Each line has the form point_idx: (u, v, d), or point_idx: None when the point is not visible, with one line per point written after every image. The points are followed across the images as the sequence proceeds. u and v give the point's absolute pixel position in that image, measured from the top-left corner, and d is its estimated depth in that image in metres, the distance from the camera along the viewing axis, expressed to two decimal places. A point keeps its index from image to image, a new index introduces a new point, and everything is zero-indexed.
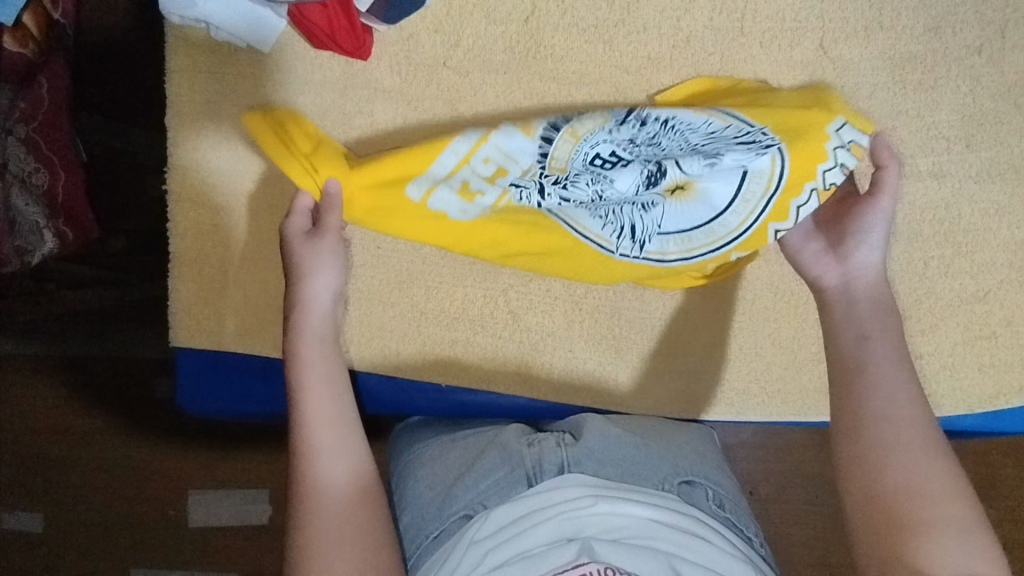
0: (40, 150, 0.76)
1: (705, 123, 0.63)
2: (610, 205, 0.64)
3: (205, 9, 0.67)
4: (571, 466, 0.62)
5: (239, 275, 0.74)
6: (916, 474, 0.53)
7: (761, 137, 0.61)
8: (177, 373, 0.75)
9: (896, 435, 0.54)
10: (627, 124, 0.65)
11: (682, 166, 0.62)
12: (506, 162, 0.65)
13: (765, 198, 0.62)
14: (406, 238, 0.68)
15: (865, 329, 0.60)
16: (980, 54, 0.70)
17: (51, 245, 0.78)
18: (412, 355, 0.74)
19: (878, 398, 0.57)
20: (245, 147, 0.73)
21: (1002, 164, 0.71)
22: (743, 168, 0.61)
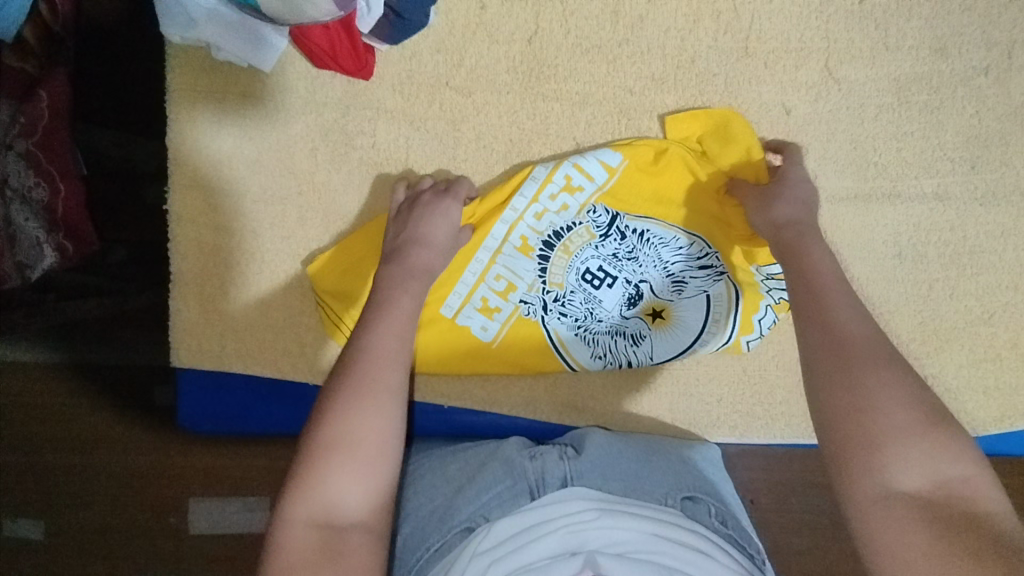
0: (41, 164, 0.75)
1: (674, 241, 0.71)
2: (603, 325, 0.72)
3: (205, 31, 0.67)
4: (573, 479, 0.63)
5: (241, 295, 0.74)
6: (885, 386, 0.50)
7: (714, 259, 0.71)
8: (178, 392, 0.74)
9: (860, 352, 0.52)
10: (610, 238, 0.71)
11: (656, 289, 0.71)
12: (509, 276, 0.71)
13: (731, 319, 0.70)
14: (427, 364, 0.72)
15: (808, 263, 0.60)
16: (987, 75, 0.70)
17: (51, 259, 0.79)
18: (414, 377, 0.74)
19: (832, 320, 0.55)
20: (246, 167, 0.73)
21: (1008, 186, 0.71)
22: (704, 293, 0.71)
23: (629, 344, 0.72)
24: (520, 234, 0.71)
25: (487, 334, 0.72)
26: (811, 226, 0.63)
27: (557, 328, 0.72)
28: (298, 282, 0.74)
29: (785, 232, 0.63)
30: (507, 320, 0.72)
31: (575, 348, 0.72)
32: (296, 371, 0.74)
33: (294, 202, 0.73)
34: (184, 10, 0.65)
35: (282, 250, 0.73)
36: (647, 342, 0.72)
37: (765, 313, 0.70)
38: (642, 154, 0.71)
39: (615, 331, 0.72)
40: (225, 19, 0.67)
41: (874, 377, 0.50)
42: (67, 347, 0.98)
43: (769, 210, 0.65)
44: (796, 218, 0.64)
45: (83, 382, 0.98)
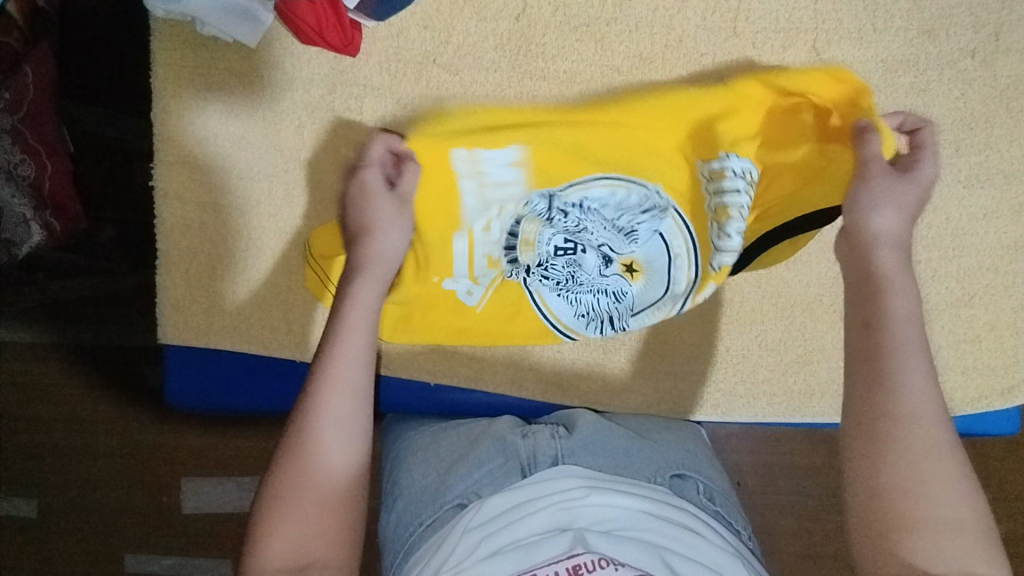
0: (28, 141, 0.75)
1: (612, 198, 0.69)
2: (583, 288, 0.71)
3: (192, 5, 0.67)
4: (564, 458, 0.63)
5: (228, 272, 0.74)
6: (928, 476, 0.50)
7: (656, 199, 0.68)
8: (166, 367, 0.75)
9: (916, 433, 0.51)
10: (558, 218, 0.69)
11: (616, 247, 0.69)
12: (483, 262, 0.70)
13: (693, 251, 0.68)
14: (430, 313, 0.71)
15: (891, 311, 0.56)
16: (973, 58, 0.70)
17: (39, 239, 0.78)
18: (399, 351, 0.74)
19: (901, 389, 0.53)
20: (233, 142, 0.72)
21: (991, 169, 0.71)
22: (659, 234, 0.69)
23: (612, 301, 0.71)
24: (483, 253, 0.69)
25: (473, 298, 0.71)
26: (902, 259, 0.59)
27: (540, 290, 0.71)
28: (286, 259, 0.74)
29: (879, 270, 0.58)
30: (493, 282, 0.71)
31: (560, 309, 0.72)
32: (283, 349, 0.75)
33: (280, 179, 0.73)
34: None
35: (269, 228, 0.73)
36: (630, 296, 0.71)
37: (730, 217, 0.62)
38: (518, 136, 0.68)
39: (597, 290, 0.71)
40: None
41: (923, 471, 0.50)
42: (53, 326, 0.98)
43: (869, 219, 0.59)
44: (893, 231, 0.59)
45: (72, 360, 0.98)
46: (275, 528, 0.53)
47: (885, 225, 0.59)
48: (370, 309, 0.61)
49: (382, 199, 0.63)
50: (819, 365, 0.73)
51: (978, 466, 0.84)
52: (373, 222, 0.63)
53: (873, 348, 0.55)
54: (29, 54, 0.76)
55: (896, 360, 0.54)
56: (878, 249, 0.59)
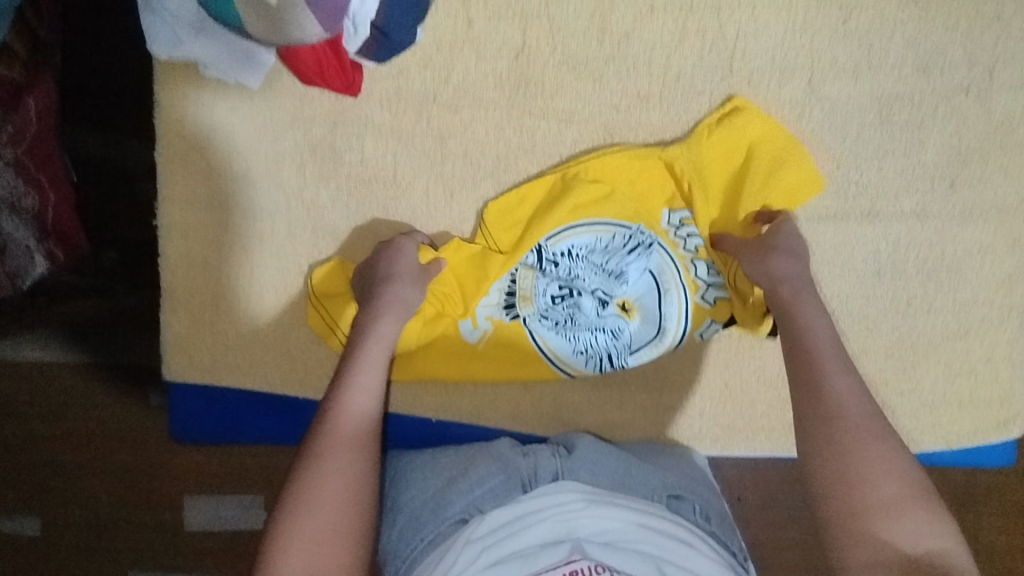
0: (31, 174, 0.76)
1: (599, 243, 0.72)
2: (582, 327, 0.72)
3: (193, 49, 0.67)
4: (565, 476, 0.65)
5: (232, 308, 0.74)
6: (876, 460, 0.53)
7: (640, 238, 0.72)
8: (172, 403, 0.76)
9: (850, 425, 0.55)
10: (551, 266, 0.72)
11: (608, 288, 0.72)
12: (486, 323, 0.73)
13: (682, 284, 0.72)
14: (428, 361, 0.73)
15: (803, 327, 0.61)
16: (967, 94, 0.71)
17: (40, 266, 0.80)
18: (401, 388, 0.75)
19: (827, 393, 0.57)
20: (234, 181, 0.73)
21: (986, 205, 0.72)
22: (647, 271, 0.72)
23: (610, 338, 0.72)
24: (484, 314, 0.73)
25: (474, 336, 0.73)
26: (805, 283, 0.65)
27: (540, 331, 0.73)
28: (289, 297, 0.74)
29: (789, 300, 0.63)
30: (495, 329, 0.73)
31: (561, 351, 0.73)
32: (286, 385, 0.75)
33: (282, 217, 0.74)
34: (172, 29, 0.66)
35: (272, 266, 0.74)
36: (627, 334, 0.72)
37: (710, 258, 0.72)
38: (501, 204, 0.72)
39: (594, 328, 0.72)
40: (211, 38, 0.67)
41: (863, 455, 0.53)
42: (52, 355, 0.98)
43: (764, 263, 0.65)
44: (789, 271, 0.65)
45: (73, 388, 0.98)
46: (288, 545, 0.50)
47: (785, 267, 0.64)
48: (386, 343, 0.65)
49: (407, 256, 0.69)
50: None
51: (975, 493, 0.85)
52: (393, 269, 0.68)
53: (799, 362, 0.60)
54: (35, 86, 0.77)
55: (817, 372, 0.58)
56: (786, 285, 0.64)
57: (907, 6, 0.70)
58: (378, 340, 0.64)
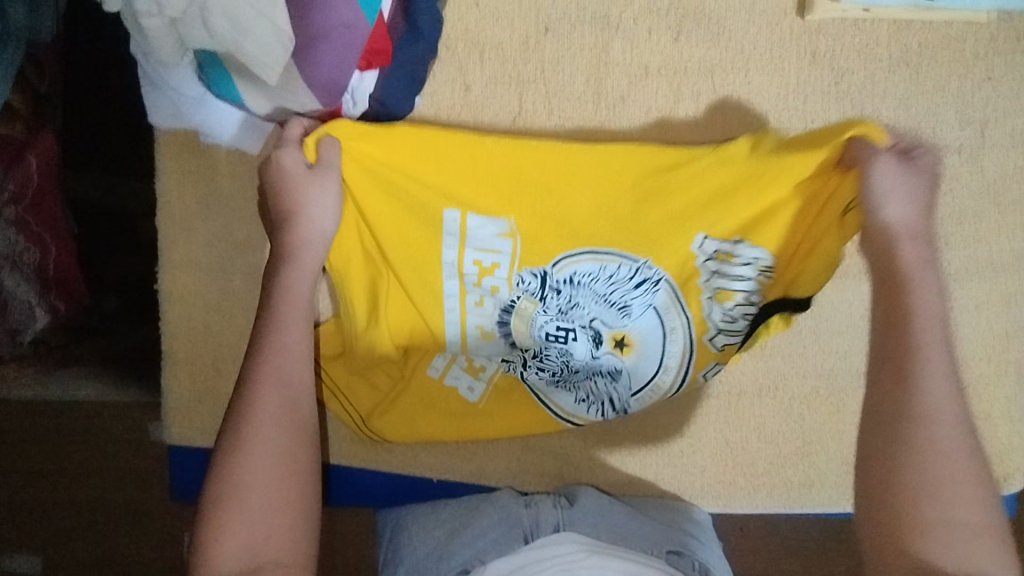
0: (31, 229, 0.76)
1: (604, 272, 0.68)
2: (580, 373, 0.72)
3: (193, 120, 0.68)
4: (566, 526, 0.66)
5: (231, 372, 0.75)
6: (954, 477, 0.47)
7: (647, 274, 0.68)
8: (173, 466, 0.76)
9: (936, 434, 0.48)
10: (550, 298, 0.69)
11: (608, 322, 0.70)
12: (476, 332, 0.71)
13: (688, 324, 0.69)
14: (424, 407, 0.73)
15: (916, 303, 0.53)
16: (961, 153, 0.72)
17: (43, 319, 0.81)
18: (402, 448, 0.75)
19: (925, 387, 0.50)
20: (234, 245, 0.73)
21: (982, 262, 0.72)
22: (651, 308, 0.69)
23: (609, 382, 0.72)
24: (474, 323, 0.71)
25: (473, 395, 0.73)
26: (927, 247, 0.55)
27: (538, 382, 0.72)
28: None
29: (901, 262, 0.55)
30: (491, 377, 0.73)
31: (560, 400, 0.72)
32: None
33: None
34: (173, 103, 0.67)
35: None
36: (625, 375, 0.71)
37: (734, 300, 0.68)
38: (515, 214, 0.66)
39: (592, 373, 0.72)
40: (210, 110, 0.68)
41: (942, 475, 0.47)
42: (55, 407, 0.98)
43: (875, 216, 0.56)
44: (904, 224, 0.56)
45: (76, 441, 0.98)
46: (225, 527, 0.50)
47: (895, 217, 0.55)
48: (296, 296, 0.60)
49: (295, 172, 0.61)
50: (817, 456, 0.75)
51: None
52: (299, 200, 0.61)
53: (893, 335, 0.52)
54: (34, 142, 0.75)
55: (921, 356, 0.51)
56: (900, 243, 0.55)
57: (900, 68, 0.71)
58: (293, 297, 0.60)
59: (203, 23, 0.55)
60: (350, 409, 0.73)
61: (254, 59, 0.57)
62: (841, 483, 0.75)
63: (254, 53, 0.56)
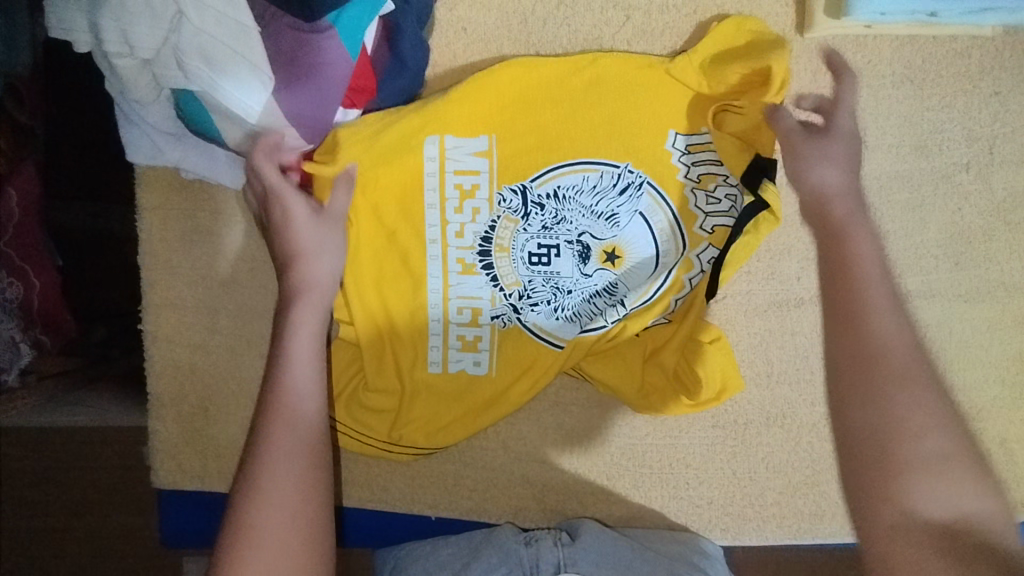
0: (13, 263, 0.72)
1: (586, 183, 0.67)
2: (574, 296, 0.68)
3: (172, 155, 0.65)
4: (566, 567, 0.64)
5: (219, 413, 0.72)
6: (921, 411, 0.45)
7: (629, 178, 0.67)
8: (160, 511, 0.73)
9: (893, 368, 0.46)
10: (532, 216, 0.68)
11: (597, 235, 0.68)
12: (457, 267, 0.68)
13: (676, 224, 0.67)
14: (426, 397, 0.69)
15: (854, 250, 0.52)
16: (968, 171, 0.70)
17: (28, 357, 0.73)
18: (399, 488, 0.73)
19: (873, 327, 0.47)
20: (220, 283, 0.71)
21: (993, 281, 0.70)
22: (638, 214, 0.67)
23: (608, 300, 0.68)
24: (455, 257, 0.68)
25: (481, 369, 0.69)
26: (857, 202, 0.57)
27: (537, 320, 0.69)
28: None
29: (833, 213, 0.55)
30: (495, 347, 0.69)
31: (561, 333, 0.69)
32: None
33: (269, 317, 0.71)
34: (152, 140, 0.64)
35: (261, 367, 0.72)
36: (621, 287, 0.68)
37: (717, 184, 0.67)
38: (471, 119, 0.67)
39: (589, 295, 0.68)
40: (191, 146, 0.65)
41: (908, 402, 0.45)
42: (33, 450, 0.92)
43: (810, 175, 0.58)
44: (836, 185, 0.57)
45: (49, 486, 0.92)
46: (237, 570, 0.44)
47: (830, 178, 0.57)
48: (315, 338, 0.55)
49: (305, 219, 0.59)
50: (827, 486, 0.72)
51: None
52: (302, 244, 0.59)
53: (838, 280, 0.50)
54: (15, 172, 0.72)
55: (863, 295, 0.49)
56: (831, 197, 0.57)
57: (903, 86, 0.69)
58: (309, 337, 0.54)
59: (177, 63, 0.54)
60: (365, 437, 0.69)
61: (234, 99, 0.55)
62: None
63: (229, 91, 0.55)
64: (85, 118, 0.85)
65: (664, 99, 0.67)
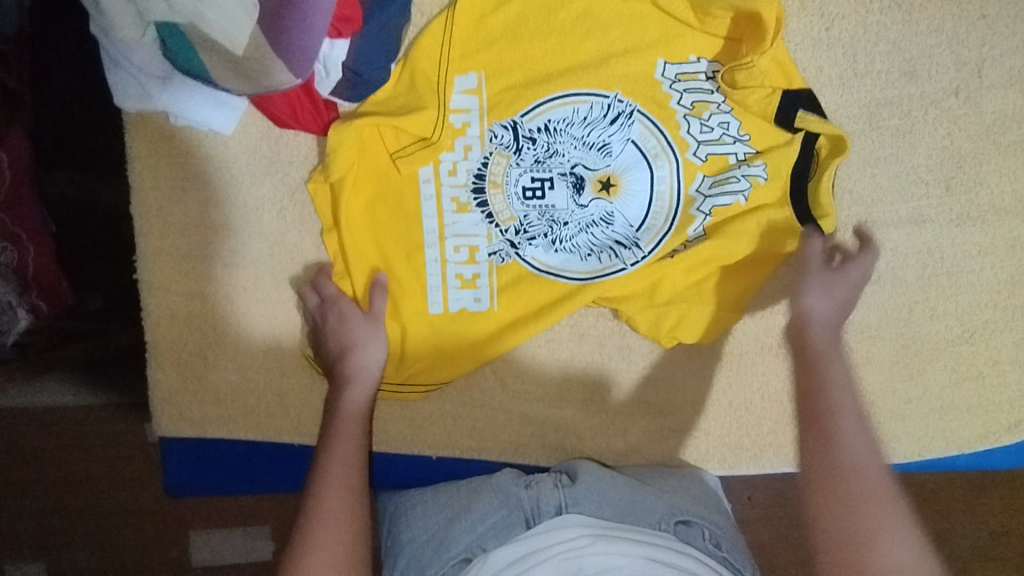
0: (9, 228, 0.70)
1: (577, 115, 0.68)
2: (571, 228, 0.69)
3: (161, 99, 0.65)
4: (568, 507, 0.63)
5: (220, 359, 0.73)
6: (879, 525, 0.51)
7: (619, 107, 0.68)
8: (165, 459, 0.73)
9: (862, 485, 0.53)
10: (524, 149, 0.68)
11: (591, 165, 0.68)
12: (451, 206, 0.69)
13: (668, 147, 0.68)
14: (430, 345, 0.70)
15: (825, 378, 0.60)
16: (957, 95, 0.70)
17: (26, 322, 0.74)
18: (399, 429, 0.73)
19: (839, 447, 0.56)
20: (216, 230, 0.71)
21: (983, 206, 0.71)
22: (631, 142, 0.68)
23: (605, 228, 0.69)
24: (450, 194, 0.68)
25: (483, 305, 0.70)
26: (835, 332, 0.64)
27: (536, 253, 0.69)
28: (279, 344, 0.73)
29: (812, 340, 0.63)
30: (495, 284, 0.70)
31: (562, 265, 0.69)
32: (281, 434, 0.74)
33: (265, 264, 0.72)
34: (139, 82, 0.63)
35: (259, 313, 0.72)
36: (617, 216, 0.69)
37: (710, 113, 0.68)
38: (456, 48, 0.68)
39: (586, 226, 0.69)
40: (179, 89, 0.65)
41: (868, 512, 0.52)
42: (22, 420, 0.89)
43: (802, 300, 0.65)
44: (820, 314, 0.65)
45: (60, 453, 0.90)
46: None
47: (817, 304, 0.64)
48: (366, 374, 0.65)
49: (355, 319, 0.67)
50: None
51: None
52: (352, 338, 0.66)
53: (830, 446, 0.56)
54: (5, 138, 0.70)
55: (835, 423, 0.57)
56: (811, 327, 0.64)
57: (891, 11, 0.69)
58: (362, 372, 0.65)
59: None
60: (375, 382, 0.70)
61: (221, 31, 0.55)
62: None
63: (217, 23, 0.54)
64: (70, 76, 0.84)
65: (656, 28, 0.68)
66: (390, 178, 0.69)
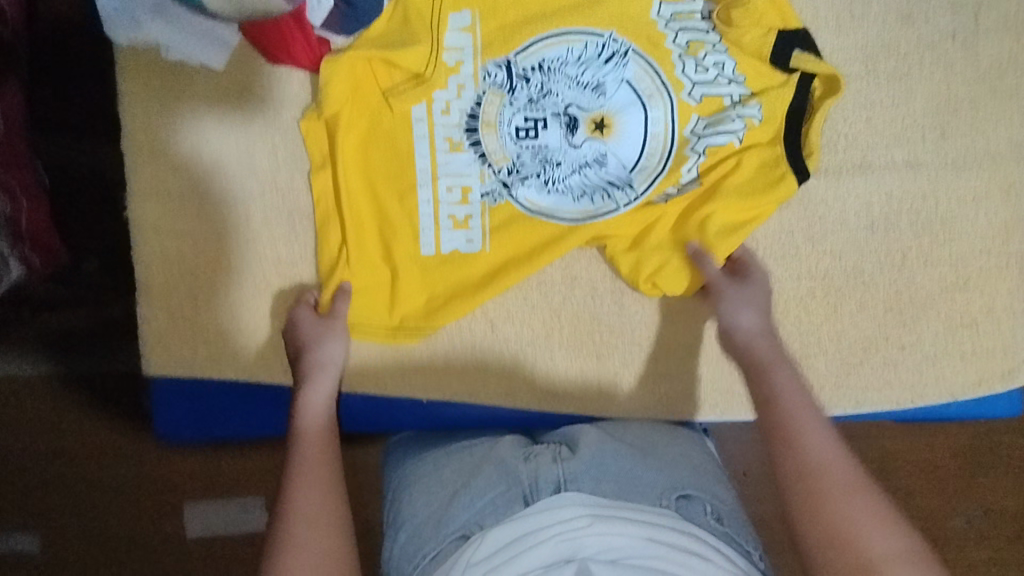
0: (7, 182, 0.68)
1: (571, 54, 0.67)
2: (564, 168, 0.68)
3: (152, 29, 0.64)
4: (568, 484, 0.58)
5: (210, 300, 0.72)
6: (855, 512, 0.49)
7: (614, 47, 0.67)
8: (155, 402, 0.72)
9: (832, 480, 0.51)
10: (518, 89, 0.68)
11: (585, 104, 0.68)
12: (444, 145, 0.68)
13: (663, 88, 0.67)
14: (421, 290, 0.70)
15: (774, 385, 0.60)
16: (954, 39, 0.70)
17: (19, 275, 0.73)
18: (389, 372, 0.72)
19: (805, 443, 0.54)
20: (208, 169, 0.71)
21: (980, 152, 0.70)
22: (625, 82, 0.67)
23: (598, 169, 0.68)
24: (442, 133, 0.68)
25: (474, 247, 0.70)
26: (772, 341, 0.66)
27: (528, 194, 0.69)
28: (269, 284, 0.72)
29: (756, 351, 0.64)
30: (487, 227, 0.69)
31: (555, 207, 0.69)
32: (270, 376, 0.73)
33: (257, 204, 0.72)
34: (128, 8, 0.63)
35: (250, 253, 0.72)
36: (611, 157, 0.68)
37: (706, 52, 0.67)
38: None
39: (579, 166, 0.68)
40: (171, 20, 0.64)
41: (843, 504, 0.50)
42: (9, 372, 0.88)
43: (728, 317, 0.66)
44: (751, 325, 0.66)
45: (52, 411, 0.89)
46: None
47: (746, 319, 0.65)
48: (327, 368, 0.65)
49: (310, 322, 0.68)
50: (816, 358, 0.72)
51: None
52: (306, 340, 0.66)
53: (787, 443, 0.55)
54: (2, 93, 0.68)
55: (794, 423, 0.56)
56: (753, 340, 0.65)
57: None
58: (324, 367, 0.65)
59: None
60: (366, 324, 0.69)
61: None
62: (843, 385, 0.72)
63: None
64: None
65: None
66: (383, 117, 0.68)
